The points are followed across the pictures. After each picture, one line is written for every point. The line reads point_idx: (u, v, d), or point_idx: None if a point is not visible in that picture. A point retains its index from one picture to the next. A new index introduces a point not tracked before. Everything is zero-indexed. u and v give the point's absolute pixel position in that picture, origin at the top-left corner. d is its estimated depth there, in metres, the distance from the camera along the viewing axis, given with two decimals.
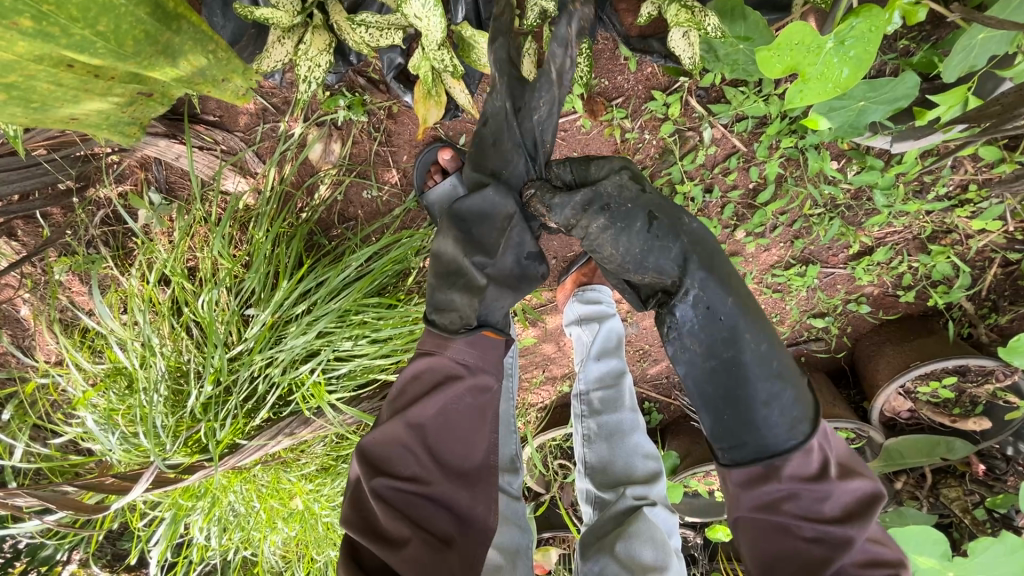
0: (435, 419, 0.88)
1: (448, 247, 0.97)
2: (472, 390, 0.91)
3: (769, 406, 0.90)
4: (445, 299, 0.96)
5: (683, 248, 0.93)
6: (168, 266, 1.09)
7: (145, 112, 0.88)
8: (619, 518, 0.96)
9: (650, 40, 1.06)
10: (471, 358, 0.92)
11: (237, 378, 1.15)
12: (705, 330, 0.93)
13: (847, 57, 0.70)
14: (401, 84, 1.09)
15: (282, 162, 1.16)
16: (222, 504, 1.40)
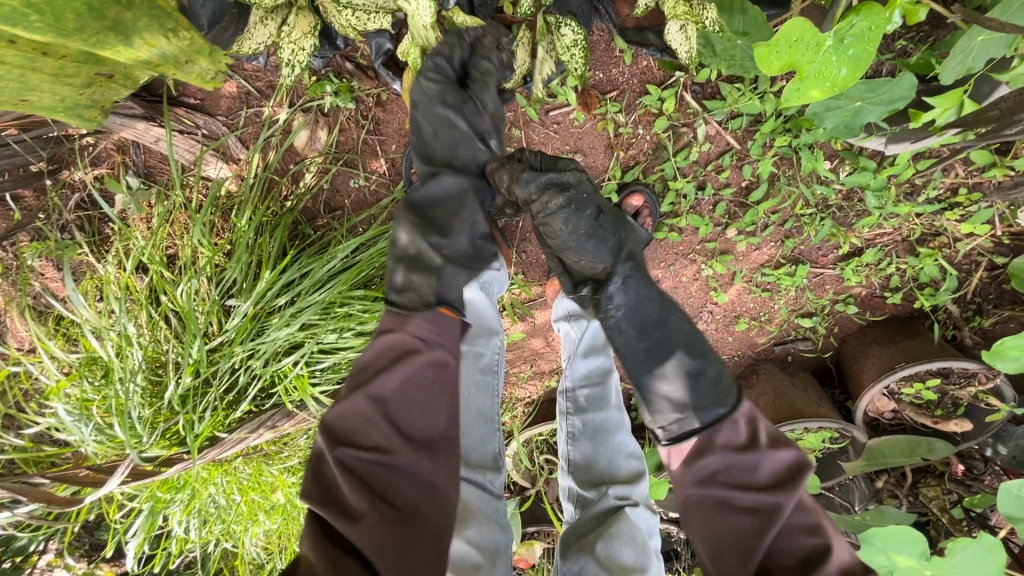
0: (398, 392, 0.86)
1: (405, 234, 0.98)
2: (434, 366, 0.90)
3: (699, 381, 0.93)
4: (404, 279, 0.95)
5: (619, 237, 0.98)
6: (146, 254, 1.06)
7: (105, 96, 0.83)
8: (601, 518, 0.95)
9: (646, 33, 1.08)
10: (431, 334, 0.92)
11: (217, 369, 1.12)
12: (635, 314, 0.96)
13: (846, 56, 0.69)
14: (390, 71, 1.06)
15: (266, 149, 1.13)
16: (202, 496, 1.38)
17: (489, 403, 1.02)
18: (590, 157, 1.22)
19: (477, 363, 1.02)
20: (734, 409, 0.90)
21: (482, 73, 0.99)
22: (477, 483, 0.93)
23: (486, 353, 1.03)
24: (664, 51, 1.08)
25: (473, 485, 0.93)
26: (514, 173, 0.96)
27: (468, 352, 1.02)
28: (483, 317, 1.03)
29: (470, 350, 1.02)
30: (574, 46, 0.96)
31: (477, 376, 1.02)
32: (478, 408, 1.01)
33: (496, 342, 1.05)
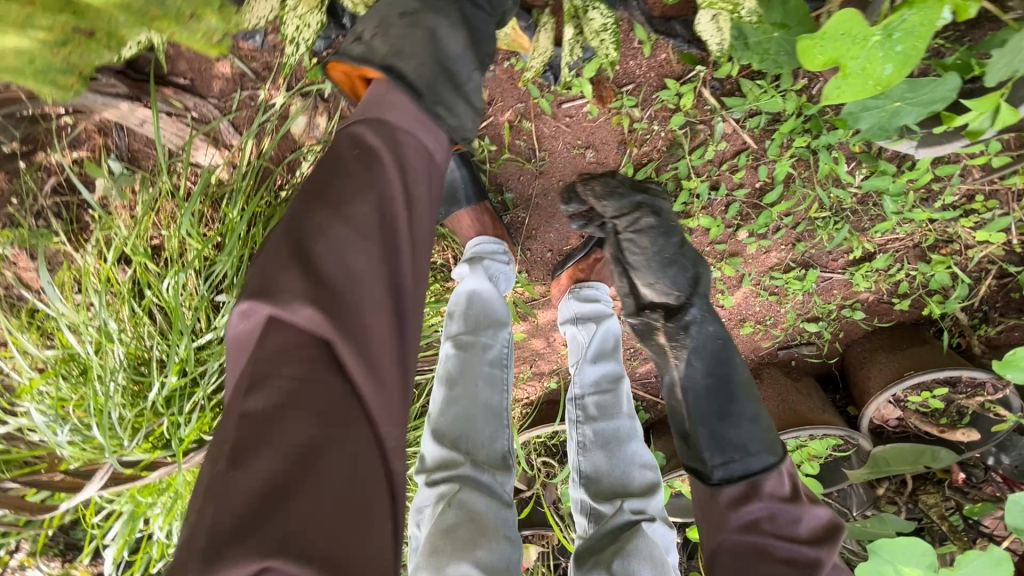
0: (388, 201, 0.69)
1: (456, 41, 0.82)
2: (416, 186, 0.73)
3: (752, 423, 0.92)
4: (449, 100, 0.79)
5: (696, 277, 1.03)
6: (130, 245, 0.99)
7: (84, 58, 0.75)
8: (617, 533, 0.91)
9: (672, 23, 1.03)
10: (417, 172, 0.74)
11: (205, 369, 1.05)
12: (705, 349, 0.98)
13: (893, 51, 0.64)
14: None
15: (261, 135, 1.06)
16: (185, 498, 1.31)
17: (498, 399, 0.98)
18: (602, 152, 1.17)
19: (484, 355, 1.00)
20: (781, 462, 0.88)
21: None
22: (486, 484, 0.87)
23: (493, 346, 1.02)
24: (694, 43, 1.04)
25: (479, 487, 0.86)
26: (606, 188, 1.08)
27: (475, 342, 1.00)
28: (491, 309, 1.05)
29: (478, 342, 1.00)
30: (603, 30, 0.87)
31: (485, 369, 0.99)
32: (486, 403, 0.96)
33: (503, 335, 1.03)
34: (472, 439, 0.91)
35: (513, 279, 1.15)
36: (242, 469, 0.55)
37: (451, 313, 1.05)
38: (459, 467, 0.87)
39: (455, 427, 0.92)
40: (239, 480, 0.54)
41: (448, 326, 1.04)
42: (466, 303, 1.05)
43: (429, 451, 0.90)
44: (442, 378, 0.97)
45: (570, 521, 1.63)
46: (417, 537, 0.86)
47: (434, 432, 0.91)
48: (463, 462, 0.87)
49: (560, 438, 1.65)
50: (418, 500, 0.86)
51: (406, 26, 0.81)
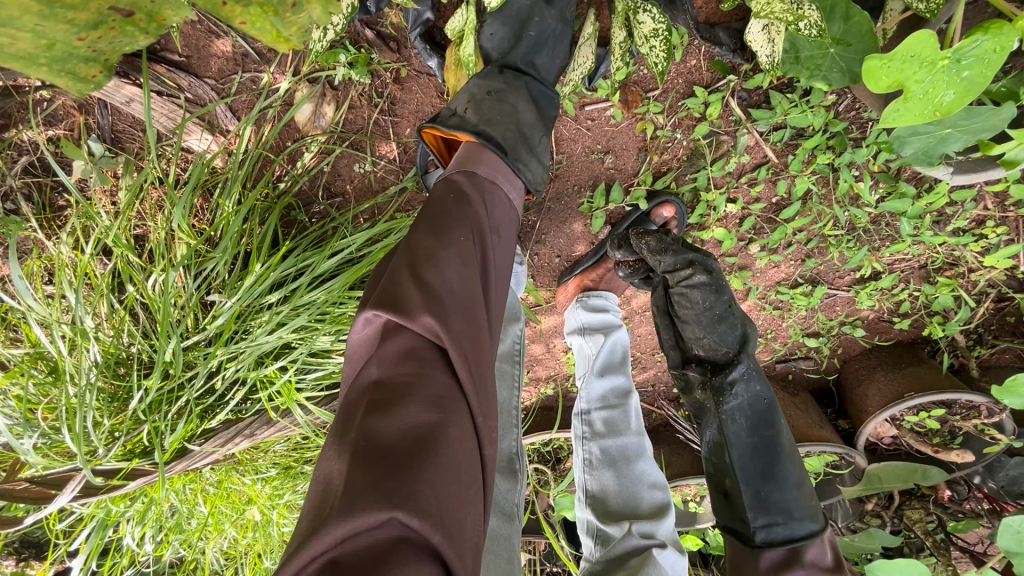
0: (487, 225, 0.70)
1: (530, 111, 0.86)
2: (504, 221, 0.75)
3: (797, 487, 0.90)
4: (530, 160, 0.84)
5: (745, 332, 0.99)
6: (112, 236, 0.90)
7: (116, 48, 0.33)
8: (625, 559, 0.87)
9: (716, 29, 0.96)
10: (502, 205, 0.75)
11: (193, 373, 0.97)
12: (752, 406, 0.94)
13: (958, 77, 0.61)
14: (428, 46, 0.92)
15: (261, 122, 0.98)
16: (161, 504, 1.23)
17: (505, 396, 0.93)
18: (621, 158, 1.13)
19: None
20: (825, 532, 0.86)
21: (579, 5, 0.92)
22: None
23: (501, 341, 0.96)
24: (739, 52, 0.99)
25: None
26: (655, 240, 0.99)
27: None
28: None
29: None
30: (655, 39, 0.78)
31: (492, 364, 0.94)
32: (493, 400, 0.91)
33: (514, 331, 0.98)
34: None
35: (525, 280, 1.11)
36: (367, 435, 0.49)
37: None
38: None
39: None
40: (364, 447, 0.49)
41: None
42: None
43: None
44: None
45: (559, 529, 1.60)
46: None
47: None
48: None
49: (554, 445, 1.61)
50: None
51: (495, 102, 0.83)
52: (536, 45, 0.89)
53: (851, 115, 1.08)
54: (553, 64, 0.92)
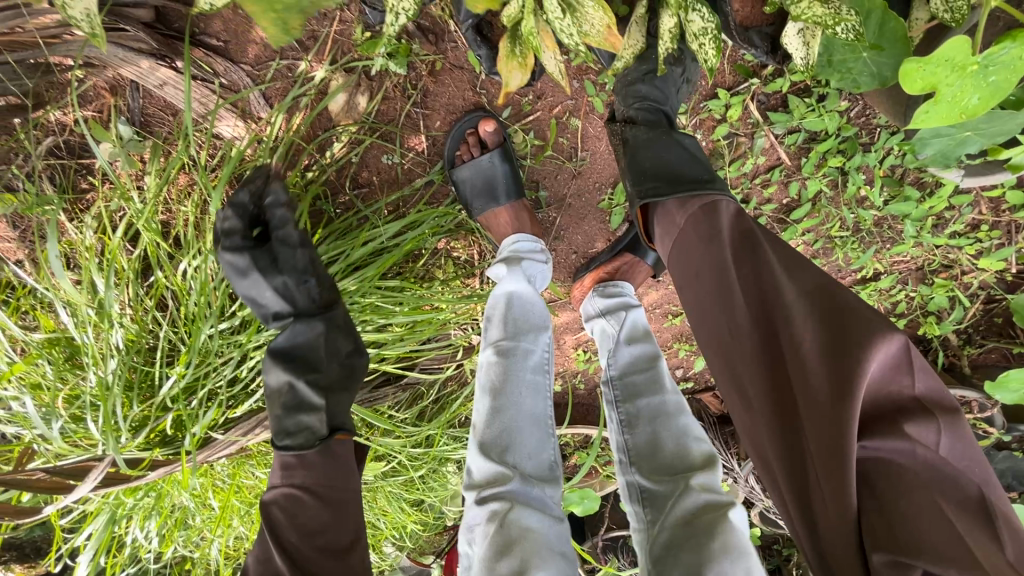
0: (290, 525, 0.75)
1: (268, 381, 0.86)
2: (312, 486, 0.79)
3: (693, 171, 0.88)
4: (291, 422, 0.83)
5: (665, 105, 1.01)
6: (143, 220, 0.89)
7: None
8: (690, 520, 0.82)
9: (750, 33, 0.90)
10: (304, 473, 0.80)
11: (220, 362, 0.96)
12: (642, 147, 0.96)
13: (984, 83, 0.66)
14: (477, 38, 0.89)
15: (294, 109, 0.98)
16: (169, 500, 1.20)
17: (541, 406, 0.93)
18: None
19: (526, 361, 0.95)
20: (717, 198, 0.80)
21: (279, 225, 0.92)
22: (534, 496, 0.84)
23: (534, 350, 0.97)
24: (771, 55, 0.92)
25: (530, 505, 0.82)
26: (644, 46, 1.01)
27: (517, 348, 0.95)
28: (530, 312, 0.99)
29: (519, 347, 0.95)
30: (703, 35, 0.69)
31: (528, 375, 0.95)
32: (532, 412, 0.92)
33: (544, 339, 0.99)
34: (519, 451, 0.87)
35: (550, 278, 1.08)
36: None
37: (490, 317, 0.99)
38: (509, 482, 0.83)
39: (502, 437, 0.88)
40: None
41: (488, 331, 0.98)
42: (504, 304, 0.99)
43: (477, 465, 0.87)
44: (486, 389, 0.93)
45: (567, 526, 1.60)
46: (470, 556, 0.82)
47: (480, 444, 0.88)
48: (511, 478, 0.83)
49: (561, 441, 1.62)
50: (468, 519, 0.82)
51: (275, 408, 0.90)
52: (258, 306, 0.90)
53: (862, 121, 1.14)
54: (291, 293, 0.90)
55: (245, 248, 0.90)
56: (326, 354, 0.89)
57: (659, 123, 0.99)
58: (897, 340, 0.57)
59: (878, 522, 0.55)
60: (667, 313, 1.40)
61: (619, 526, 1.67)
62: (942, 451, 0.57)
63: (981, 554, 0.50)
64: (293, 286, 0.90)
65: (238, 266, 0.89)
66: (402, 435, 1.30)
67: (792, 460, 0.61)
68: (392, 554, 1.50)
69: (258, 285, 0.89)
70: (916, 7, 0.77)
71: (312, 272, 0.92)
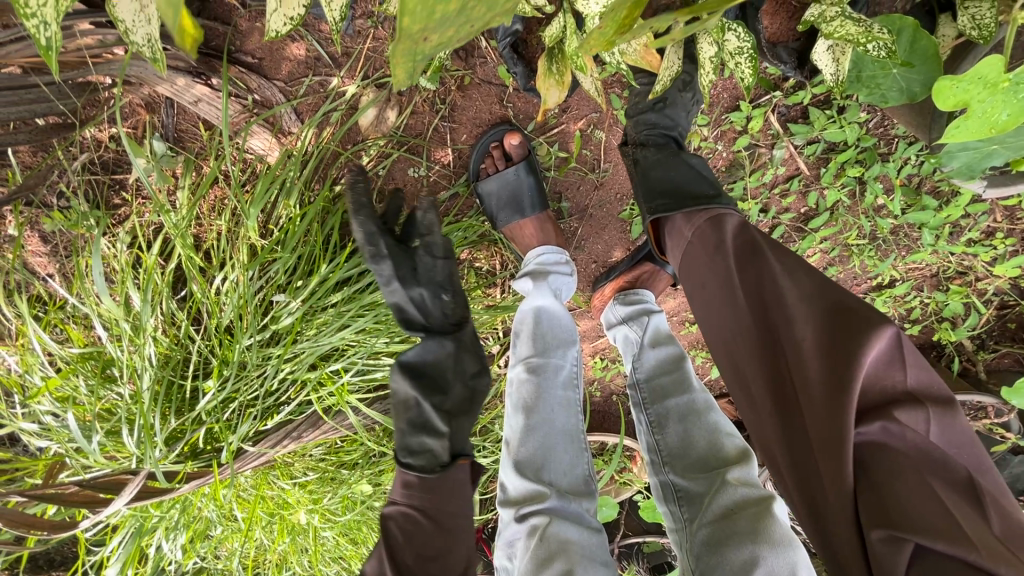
0: (406, 546, 0.78)
1: (399, 391, 0.88)
2: (428, 510, 0.81)
3: (697, 187, 0.90)
4: (415, 441, 0.85)
5: (672, 129, 1.03)
6: (179, 235, 0.90)
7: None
8: (729, 512, 0.84)
9: (778, 49, 0.89)
10: (422, 496, 0.82)
11: (253, 374, 0.96)
12: (651, 167, 0.98)
13: (1014, 99, 0.67)
14: (514, 56, 0.91)
15: (325, 124, 0.99)
16: (193, 510, 1.20)
17: (574, 421, 0.94)
18: None
19: (556, 377, 0.96)
20: (723, 208, 0.82)
21: (424, 233, 0.92)
22: (568, 509, 0.85)
23: (564, 365, 0.98)
24: (798, 71, 0.91)
25: (568, 519, 0.83)
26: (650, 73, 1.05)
27: (547, 364, 0.96)
28: (558, 325, 1.00)
29: (549, 363, 0.97)
30: (739, 53, 0.71)
31: (559, 391, 0.95)
32: (564, 427, 0.92)
33: (573, 353, 1.00)
34: (552, 470, 0.88)
35: (575, 289, 1.09)
36: None
37: (518, 333, 1.01)
38: (546, 500, 0.84)
39: (537, 455, 0.88)
40: None
41: (517, 347, 1.00)
42: (533, 319, 1.00)
43: (511, 482, 0.88)
44: (517, 406, 0.94)
45: None
46: (510, 570, 0.85)
47: (515, 462, 0.88)
48: (548, 496, 0.84)
49: None
50: (509, 535, 0.84)
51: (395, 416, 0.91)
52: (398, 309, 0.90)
53: (880, 132, 1.15)
54: (427, 306, 0.92)
55: (389, 245, 0.89)
56: (453, 378, 0.91)
57: (668, 145, 1.01)
58: (895, 332, 0.57)
59: (875, 508, 0.53)
60: (684, 321, 1.41)
61: (635, 531, 1.67)
62: (942, 441, 0.56)
63: (976, 536, 0.49)
64: (425, 298, 0.91)
65: (380, 269, 0.87)
66: None
67: (794, 451, 0.60)
68: None
69: (396, 290, 0.89)
70: (943, 24, 0.79)
71: (450, 289, 0.93)
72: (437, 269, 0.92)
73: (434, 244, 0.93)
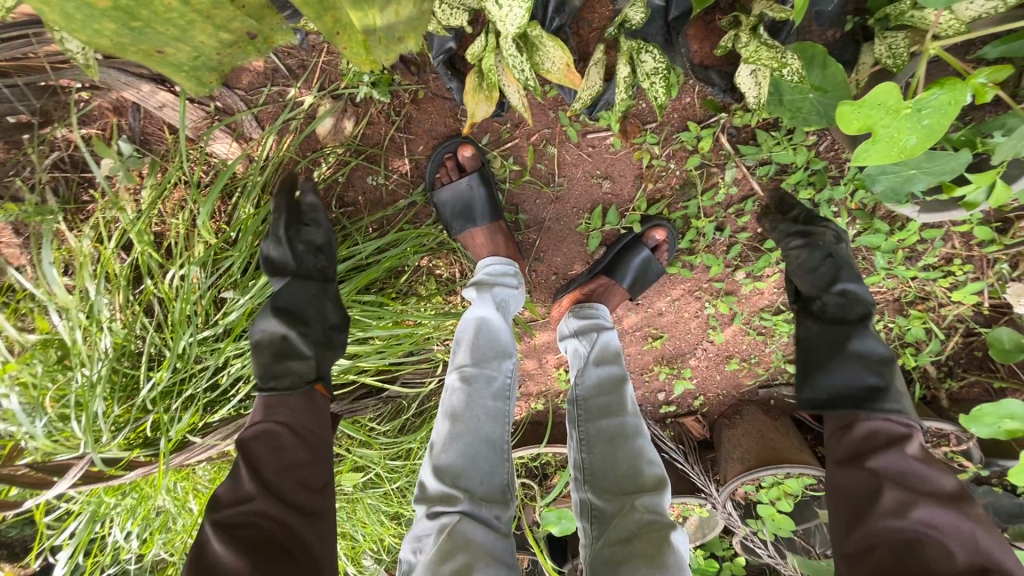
0: (267, 460, 0.77)
1: (268, 327, 0.90)
2: (292, 425, 0.82)
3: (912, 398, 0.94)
4: (280, 366, 0.87)
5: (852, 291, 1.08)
6: (136, 230, 0.95)
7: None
8: (632, 536, 0.89)
9: (709, 72, 0.91)
10: (286, 412, 0.83)
11: (202, 367, 1.01)
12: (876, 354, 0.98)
13: (919, 125, 0.69)
14: (449, 73, 0.95)
15: (283, 132, 1.04)
16: (150, 502, 1.23)
17: (499, 431, 0.97)
18: (618, 184, 1.22)
19: (488, 388, 0.99)
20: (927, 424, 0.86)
21: (309, 207, 1.02)
22: (481, 516, 0.87)
23: (497, 377, 1.01)
24: (729, 93, 0.93)
25: (479, 521, 0.86)
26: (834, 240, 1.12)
27: (480, 374, 1.00)
28: (496, 339, 1.03)
29: (482, 374, 1.00)
30: (654, 74, 0.78)
31: (489, 402, 0.99)
32: (488, 437, 0.96)
33: (508, 366, 1.03)
34: (470, 477, 0.90)
35: (523, 302, 1.12)
36: None
37: (459, 341, 1.04)
38: (459, 504, 0.86)
39: (456, 462, 0.91)
40: None
41: (455, 355, 1.03)
42: (474, 330, 1.03)
43: (430, 480, 0.90)
44: (446, 413, 0.97)
45: (544, 545, 1.61)
46: (412, 564, 0.85)
47: (435, 467, 0.90)
48: (463, 499, 0.87)
49: (542, 460, 1.62)
50: (417, 529, 0.85)
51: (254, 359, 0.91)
52: (275, 262, 0.97)
53: (830, 156, 1.18)
54: (303, 255, 0.97)
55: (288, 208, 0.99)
56: (315, 311, 0.95)
57: (847, 317, 1.04)
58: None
59: None
60: (647, 336, 1.39)
61: None
62: None
63: None
64: (296, 248, 0.97)
65: (271, 224, 0.98)
66: (378, 448, 1.32)
67: None
68: (370, 567, 1.49)
69: (279, 245, 0.97)
70: (863, 53, 0.83)
71: (328, 239, 1.01)
72: (316, 226, 1.01)
73: (314, 203, 1.02)
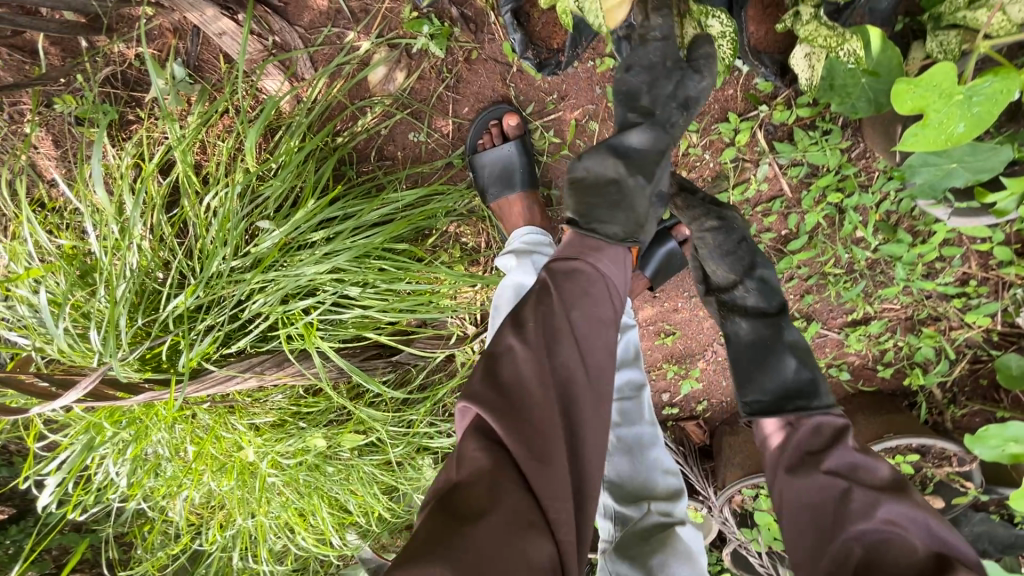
0: (579, 307, 0.81)
1: (605, 166, 0.91)
2: (604, 276, 0.85)
3: (803, 384, 0.94)
4: (602, 214, 0.89)
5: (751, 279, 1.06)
6: (183, 145, 0.92)
7: None
8: (648, 532, 0.90)
9: (761, 55, 1.04)
10: (603, 259, 0.86)
11: (226, 294, 1.00)
12: (795, 353, 0.98)
13: (968, 112, 0.72)
14: (514, 21, 1.02)
15: (336, 75, 1.06)
16: (145, 441, 1.18)
17: None
18: None
19: None
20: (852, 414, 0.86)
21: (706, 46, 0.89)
22: None
23: None
24: (780, 76, 1.07)
25: None
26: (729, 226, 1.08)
27: None
28: None
29: None
30: (722, 37, 0.89)
31: None
32: None
33: None
34: None
35: None
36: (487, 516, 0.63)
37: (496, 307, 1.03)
38: None
39: None
40: (536, 475, 0.68)
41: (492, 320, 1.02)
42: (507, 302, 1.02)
43: None
44: None
45: None
46: None
47: None
48: None
49: None
50: None
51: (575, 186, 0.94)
52: (632, 99, 0.93)
53: (861, 163, 1.21)
54: (661, 99, 0.91)
55: (669, 48, 0.90)
56: (657, 173, 0.93)
57: (768, 308, 1.03)
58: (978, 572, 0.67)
59: None
60: (659, 332, 1.39)
61: None
62: None
63: None
64: (667, 92, 0.91)
65: (647, 54, 0.91)
66: (383, 412, 1.30)
67: None
68: (354, 542, 1.43)
69: (649, 82, 0.92)
70: (914, 47, 0.86)
71: (701, 95, 0.91)
72: (699, 74, 0.90)
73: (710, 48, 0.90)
